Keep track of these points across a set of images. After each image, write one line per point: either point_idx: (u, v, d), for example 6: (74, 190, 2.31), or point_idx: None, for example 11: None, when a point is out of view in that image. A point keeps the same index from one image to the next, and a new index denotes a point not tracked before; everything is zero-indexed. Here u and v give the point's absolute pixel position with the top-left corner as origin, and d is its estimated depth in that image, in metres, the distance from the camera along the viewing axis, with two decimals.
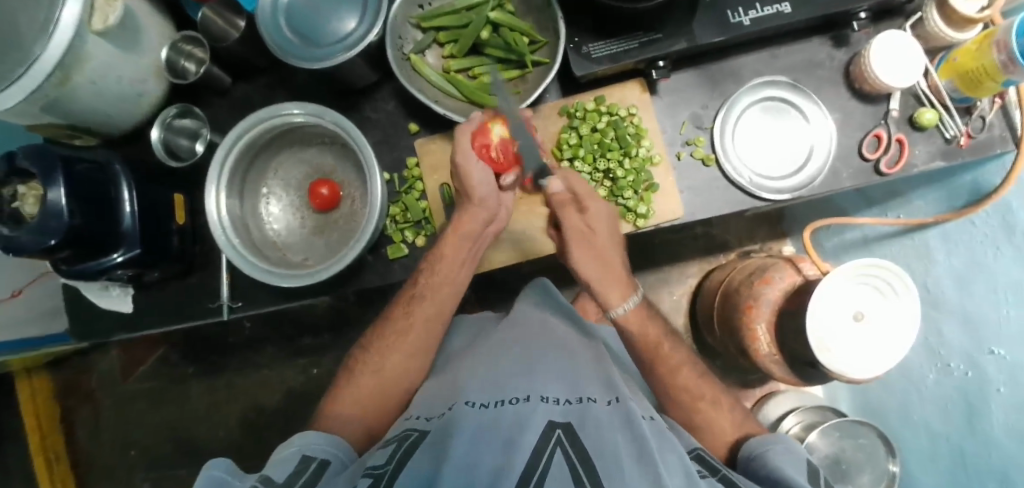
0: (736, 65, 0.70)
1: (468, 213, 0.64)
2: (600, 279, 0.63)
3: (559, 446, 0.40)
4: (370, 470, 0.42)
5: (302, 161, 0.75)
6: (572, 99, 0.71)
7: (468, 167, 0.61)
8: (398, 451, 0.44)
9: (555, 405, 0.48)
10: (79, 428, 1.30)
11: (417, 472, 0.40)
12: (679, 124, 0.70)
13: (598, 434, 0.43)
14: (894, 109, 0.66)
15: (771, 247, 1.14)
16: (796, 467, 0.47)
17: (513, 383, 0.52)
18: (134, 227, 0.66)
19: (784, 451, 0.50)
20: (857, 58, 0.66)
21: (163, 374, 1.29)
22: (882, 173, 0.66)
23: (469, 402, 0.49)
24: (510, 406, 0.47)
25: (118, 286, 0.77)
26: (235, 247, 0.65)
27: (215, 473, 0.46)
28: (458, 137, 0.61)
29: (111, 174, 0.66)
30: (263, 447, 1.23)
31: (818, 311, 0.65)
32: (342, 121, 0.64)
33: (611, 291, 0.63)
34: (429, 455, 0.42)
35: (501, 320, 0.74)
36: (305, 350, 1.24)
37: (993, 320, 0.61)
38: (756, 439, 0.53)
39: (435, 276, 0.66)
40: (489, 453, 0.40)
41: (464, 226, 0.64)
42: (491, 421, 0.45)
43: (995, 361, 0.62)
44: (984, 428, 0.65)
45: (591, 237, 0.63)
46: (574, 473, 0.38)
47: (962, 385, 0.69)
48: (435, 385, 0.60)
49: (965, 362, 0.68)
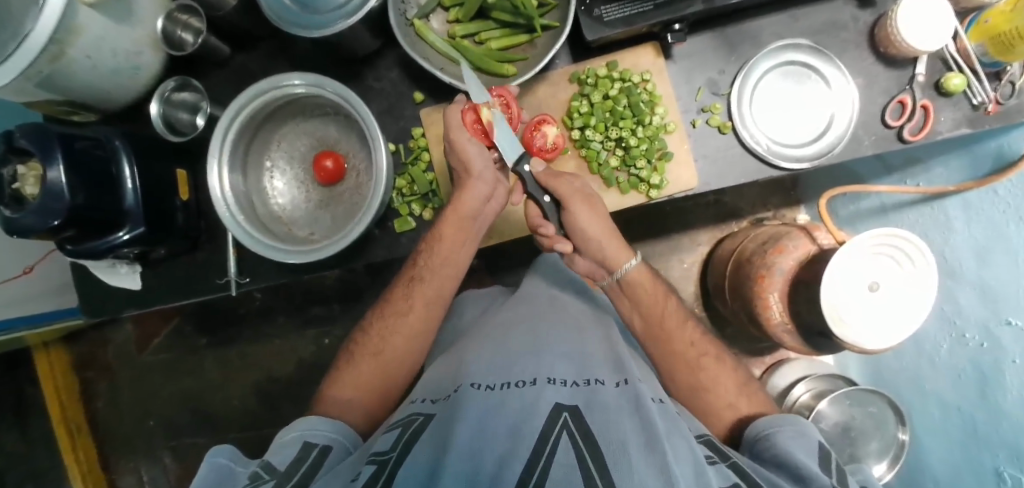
0: (756, 27, 0.66)
1: (468, 189, 0.62)
2: (605, 238, 0.60)
3: (565, 429, 0.40)
4: (376, 456, 0.42)
5: (305, 132, 0.73)
6: (583, 65, 0.68)
7: (464, 146, 0.60)
8: (403, 437, 0.44)
9: (563, 386, 0.47)
10: (96, 397, 1.33)
11: (421, 457, 0.40)
12: (695, 90, 0.67)
13: (605, 418, 0.42)
14: (919, 74, 0.64)
15: (785, 214, 1.13)
16: (803, 449, 0.46)
17: (520, 364, 0.51)
18: (137, 204, 0.65)
19: (793, 433, 0.49)
20: (883, 20, 0.63)
21: (177, 346, 1.31)
22: (905, 141, 0.64)
23: (475, 384, 0.48)
24: (517, 388, 0.47)
25: (125, 264, 0.77)
26: (239, 222, 0.64)
27: (218, 460, 0.47)
28: (448, 116, 0.60)
29: (111, 151, 0.65)
30: (276, 415, 1.26)
31: (834, 281, 0.63)
32: (343, 91, 0.62)
33: (617, 250, 0.61)
34: (434, 438, 0.42)
35: (506, 301, 0.73)
36: (315, 319, 1.25)
37: (1013, 295, 0.61)
38: (763, 420, 0.53)
39: (434, 257, 0.65)
40: (495, 436, 0.40)
41: (464, 207, 0.63)
42: (498, 403, 0.44)
43: (1012, 332, 0.62)
44: (997, 400, 0.66)
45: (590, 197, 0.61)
46: (580, 454, 0.37)
47: (975, 359, 0.69)
48: (442, 361, 0.60)
49: (981, 334, 0.68)
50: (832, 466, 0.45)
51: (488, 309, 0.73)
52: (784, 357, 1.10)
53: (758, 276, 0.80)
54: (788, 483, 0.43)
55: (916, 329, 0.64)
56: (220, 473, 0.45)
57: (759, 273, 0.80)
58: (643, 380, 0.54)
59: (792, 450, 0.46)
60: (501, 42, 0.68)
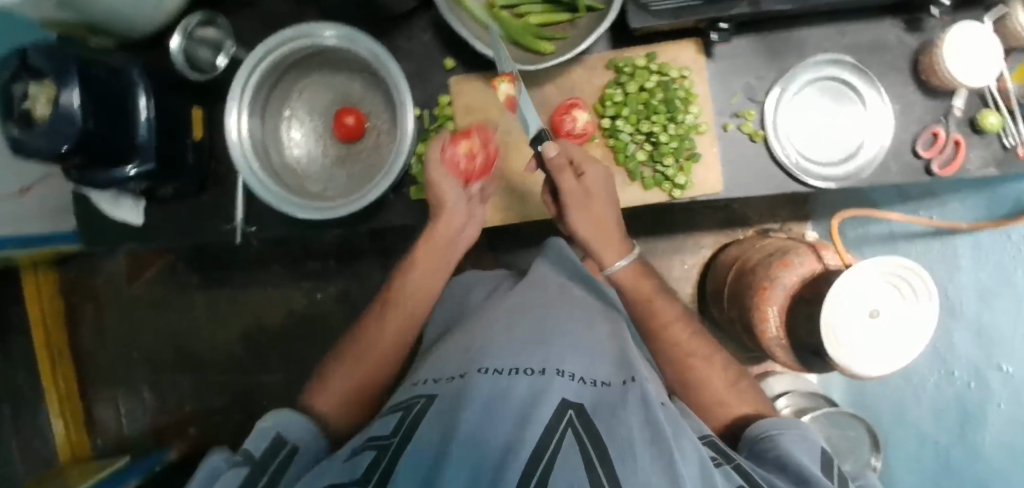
0: (800, 37, 0.64)
1: (442, 222, 0.63)
2: (595, 239, 0.60)
3: (570, 427, 0.40)
4: (376, 441, 0.43)
5: (329, 86, 0.72)
6: (621, 52, 0.67)
7: (442, 182, 0.61)
8: (403, 423, 0.45)
9: (571, 381, 0.47)
10: (83, 326, 1.33)
11: (424, 441, 0.41)
12: (731, 93, 0.66)
13: (612, 418, 0.43)
14: (957, 107, 0.62)
15: (791, 228, 1.12)
16: (807, 453, 0.47)
17: (528, 352, 0.51)
18: (150, 139, 0.64)
19: (796, 436, 0.49)
20: (929, 48, 0.61)
21: (168, 284, 1.30)
22: (932, 174, 0.63)
23: (483, 368, 0.48)
24: (525, 375, 0.47)
25: (129, 197, 0.75)
26: (254, 171, 0.63)
27: (214, 463, 0.44)
28: (430, 150, 0.61)
29: (127, 82, 0.63)
30: (262, 363, 1.27)
31: (837, 304, 0.63)
32: (377, 48, 0.60)
33: (606, 249, 0.61)
34: (438, 422, 0.43)
35: (513, 285, 0.72)
36: (311, 273, 1.25)
37: (1008, 341, 0.66)
38: (767, 421, 0.53)
39: (409, 282, 0.66)
40: (501, 425, 0.40)
41: (437, 238, 0.64)
42: (502, 393, 0.44)
43: (1002, 377, 0.67)
44: (978, 438, 0.72)
45: (591, 195, 0.59)
46: (585, 451, 0.38)
47: (961, 396, 0.75)
48: (453, 341, 0.59)
49: (969, 373, 0.73)
50: (835, 474, 0.46)
51: (493, 292, 0.73)
52: (770, 368, 1.11)
53: (759, 287, 0.80)
54: (790, 484, 0.43)
55: (905, 361, 0.65)
56: (213, 474, 0.43)
57: (761, 284, 0.80)
58: (649, 379, 0.53)
59: (795, 452, 0.46)
60: (540, 18, 0.65)
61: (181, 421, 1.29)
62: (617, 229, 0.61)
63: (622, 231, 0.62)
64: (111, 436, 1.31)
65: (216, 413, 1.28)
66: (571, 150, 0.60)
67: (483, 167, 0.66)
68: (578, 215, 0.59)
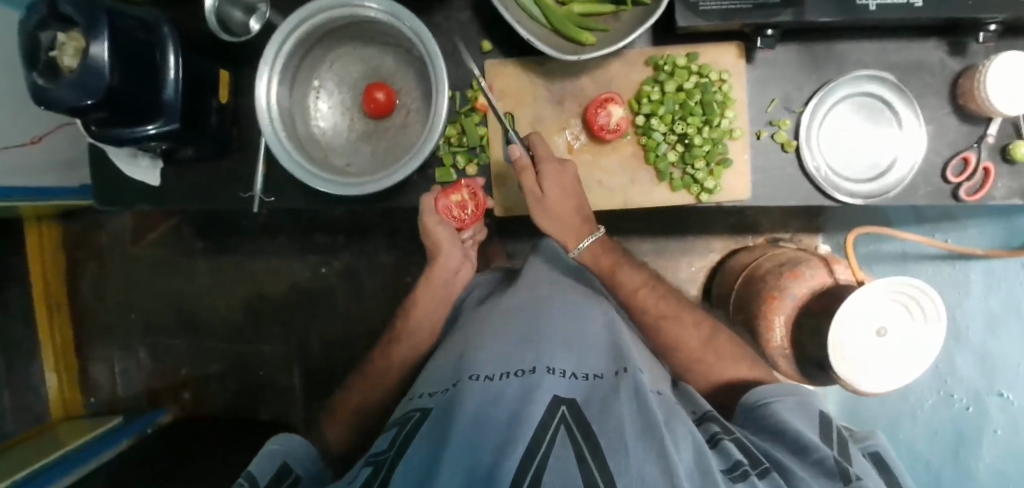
0: (844, 49, 0.63)
1: (438, 267, 0.73)
2: (558, 232, 0.67)
3: (563, 424, 0.40)
4: (373, 457, 0.45)
5: (360, 59, 0.71)
6: (662, 50, 0.66)
7: (434, 229, 0.69)
8: (399, 436, 0.46)
9: (562, 378, 0.47)
10: (82, 281, 1.33)
11: (418, 453, 0.42)
12: (767, 101, 0.65)
13: (603, 409, 0.43)
14: (991, 134, 0.62)
15: (802, 240, 1.12)
16: (801, 421, 0.49)
17: (521, 351, 0.51)
18: (176, 98, 0.63)
19: (794, 404, 0.51)
20: (970, 72, 0.60)
21: (172, 245, 1.30)
22: (959, 199, 0.63)
23: (474, 375, 0.48)
24: (516, 378, 0.46)
25: (148, 156, 0.75)
26: (282, 140, 0.62)
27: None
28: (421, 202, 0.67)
29: (158, 37, 0.61)
30: (261, 332, 1.28)
31: (845, 319, 0.62)
32: (419, 26, 0.59)
33: (569, 237, 0.67)
34: (432, 434, 0.44)
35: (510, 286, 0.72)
36: (317, 246, 1.25)
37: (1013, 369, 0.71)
38: (766, 388, 0.55)
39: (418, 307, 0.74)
40: (495, 424, 0.41)
41: (443, 265, 0.72)
42: (495, 394, 0.44)
43: (1001, 404, 0.74)
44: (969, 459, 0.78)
45: (550, 193, 0.63)
46: (577, 445, 0.38)
47: (957, 419, 0.80)
48: (444, 353, 0.60)
49: (968, 398, 0.78)
50: (834, 434, 0.48)
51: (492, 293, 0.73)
52: None
53: (768, 296, 0.79)
54: (784, 451, 0.46)
55: (911, 379, 0.64)
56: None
57: (770, 293, 0.79)
58: (642, 369, 0.53)
59: (792, 420, 0.49)
60: (584, 7, 0.63)
61: (176, 385, 1.30)
62: (579, 216, 0.65)
63: (584, 218, 0.66)
64: (106, 394, 1.33)
65: (211, 379, 1.29)
66: (535, 147, 0.63)
67: (472, 218, 0.68)
68: (541, 211, 0.65)
